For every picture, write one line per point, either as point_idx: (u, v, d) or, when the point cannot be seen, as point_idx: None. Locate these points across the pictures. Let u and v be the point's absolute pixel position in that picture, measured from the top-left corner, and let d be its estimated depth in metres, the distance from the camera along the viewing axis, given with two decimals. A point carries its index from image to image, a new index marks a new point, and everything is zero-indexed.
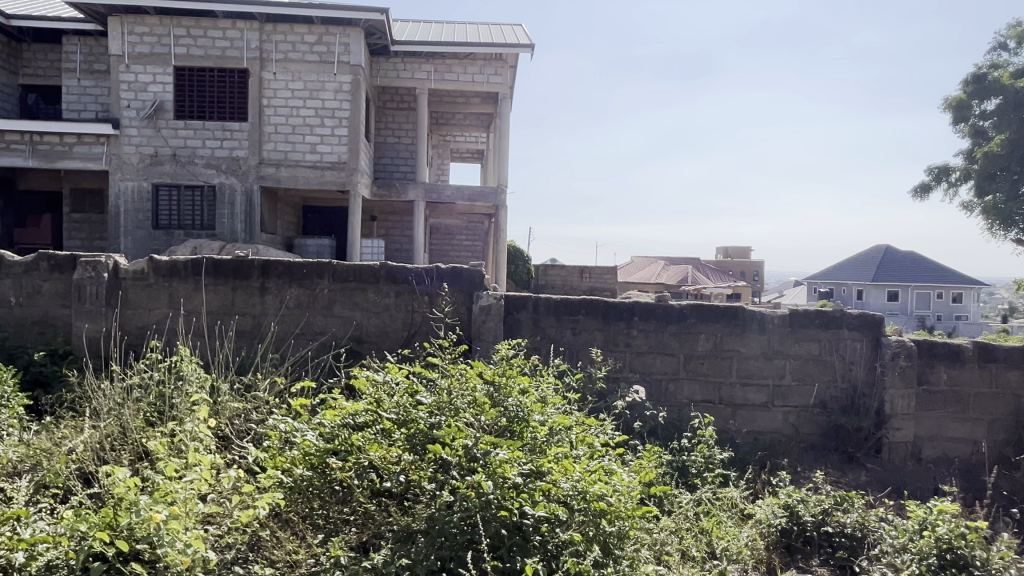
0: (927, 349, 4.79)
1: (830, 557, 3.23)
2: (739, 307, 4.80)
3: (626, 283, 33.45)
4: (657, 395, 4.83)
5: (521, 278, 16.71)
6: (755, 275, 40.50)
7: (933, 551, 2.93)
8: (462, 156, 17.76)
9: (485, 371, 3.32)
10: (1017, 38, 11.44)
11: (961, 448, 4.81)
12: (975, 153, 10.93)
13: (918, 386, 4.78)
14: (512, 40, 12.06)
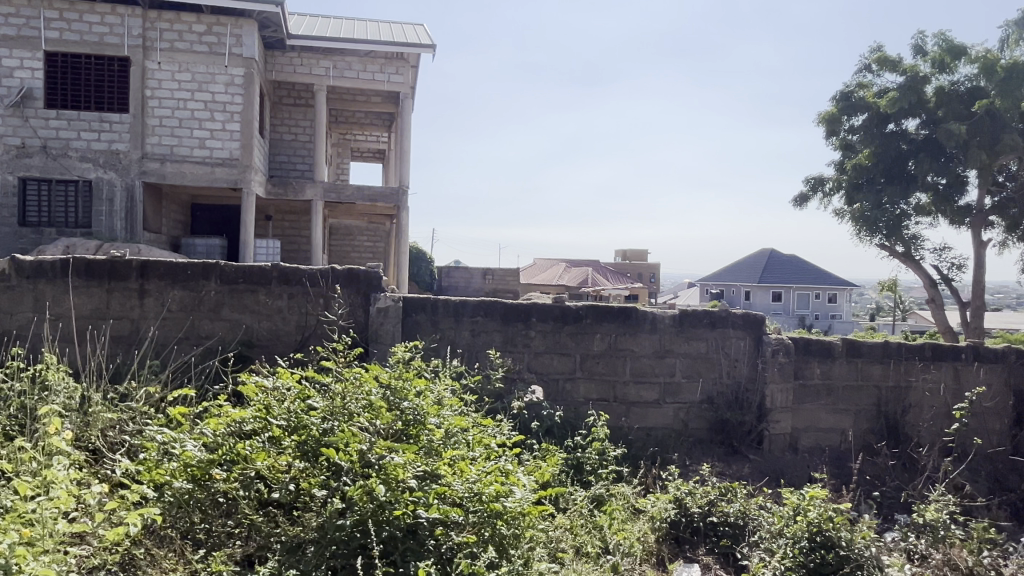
0: (803, 346, 5.12)
1: (714, 546, 3.39)
2: (633, 307, 4.95)
3: (529, 285, 33.86)
4: (555, 394, 4.91)
5: (424, 280, 16.57)
6: (652, 277, 42.04)
7: (805, 535, 3.13)
8: (363, 157, 17.42)
9: (380, 374, 3.26)
10: (879, 61, 12.44)
11: (832, 438, 5.17)
12: (845, 166, 11.79)
13: (794, 381, 5.10)
14: (413, 40, 11.95)
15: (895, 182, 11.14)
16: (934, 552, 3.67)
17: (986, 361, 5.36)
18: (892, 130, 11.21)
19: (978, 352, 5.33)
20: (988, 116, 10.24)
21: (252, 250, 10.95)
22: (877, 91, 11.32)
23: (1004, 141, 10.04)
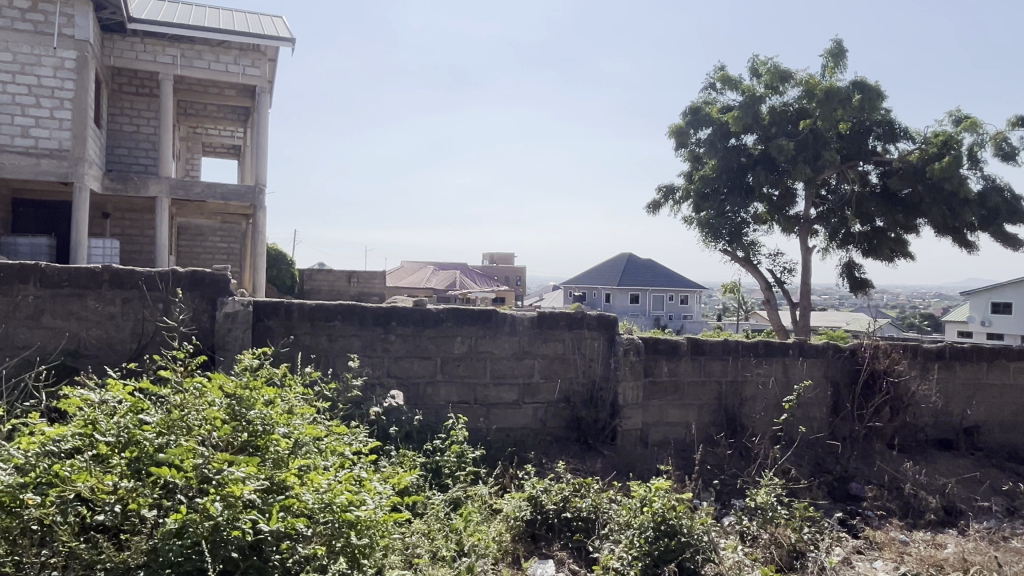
0: (652, 345, 5.42)
1: (568, 541, 3.50)
2: (492, 310, 5.01)
3: (396, 287, 33.41)
4: (415, 398, 4.86)
5: (284, 283, 15.88)
6: (518, 280, 42.89)
7: (650, 525, 3.31)
8: (217, 152, 16.42)
9: (225, 384, 3.08)
10: (723, 80, 13.43)
11: (678, 431, 5.50)
12: (693, 176, 12.59)
13: (644, 378, 5.39)
14: (271, 32, 11.43)
15: (736, 192, 12.05)
16: (762, 533, 4.03)
17: (809, 355, 5.94)
18: (733, 145, 12.10)
19: (802, 348, 5.89)
20: (813, 134, 11.33)
21: (84, 250, 9.99)
22: (720, 108, 12.19)
23: (825, 157, 11.15)
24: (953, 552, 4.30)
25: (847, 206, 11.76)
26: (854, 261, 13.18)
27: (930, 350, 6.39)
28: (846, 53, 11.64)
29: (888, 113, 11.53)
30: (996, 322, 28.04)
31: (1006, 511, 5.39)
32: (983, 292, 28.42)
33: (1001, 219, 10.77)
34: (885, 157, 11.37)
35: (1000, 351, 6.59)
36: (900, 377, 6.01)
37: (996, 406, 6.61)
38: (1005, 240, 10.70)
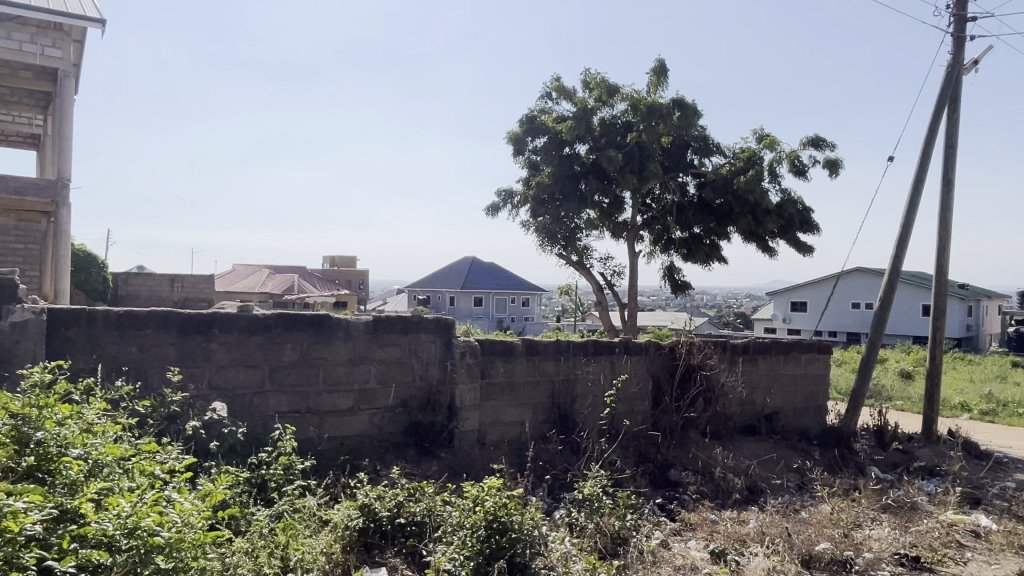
0: (488, 347, 5.52)
1: (401, 547, 3.48)
2: (325, 315, 4.85)
3: (228, 292, 31.41)
4: (240, 410, 4.59)
5: (94, 289, 14.37)
6: (360, 284, 41.93)
7: (483, 523, 3.36)
8: (9, 141, 14.52)
9: (8, 403, 2.73)
10: (557, 90, 13.99)
11: (513, 430, 5.65)
12: (530, 182, 12.95)
13: (481, 380, 5.48)
14: (75, 11, 10.31)
15: (571, 199, 12.57)
16: (589, 523, 4.24)
17: (634, 353, 6.35)
18: (567, 153, 12.59)
19: (628, 346, 6.28)
20: (639, 147, 12.11)
21: None
22: (555, 117, 12.66)
23: (650, 169, 11.95)
24: (753, 526, 4.78)
25: (669, 214, 12.68)
26: (675, 264, 14.25)
27: (737, 345, 7.07)
28: (667, 72, 12.57)
29: (703, 130, 12.59)
30: (795, 318, 31.55)
31: (798, 486, 6.08)
32: (785, 292, 31.87)
33: (796, 228, 12.12)
34: (701, 170, 12.40)
35: (794, 345, 7.43)
36: (712, 371, 6.59)
37: (791, 394, 7.44)
38: (799, 246, 12.06)
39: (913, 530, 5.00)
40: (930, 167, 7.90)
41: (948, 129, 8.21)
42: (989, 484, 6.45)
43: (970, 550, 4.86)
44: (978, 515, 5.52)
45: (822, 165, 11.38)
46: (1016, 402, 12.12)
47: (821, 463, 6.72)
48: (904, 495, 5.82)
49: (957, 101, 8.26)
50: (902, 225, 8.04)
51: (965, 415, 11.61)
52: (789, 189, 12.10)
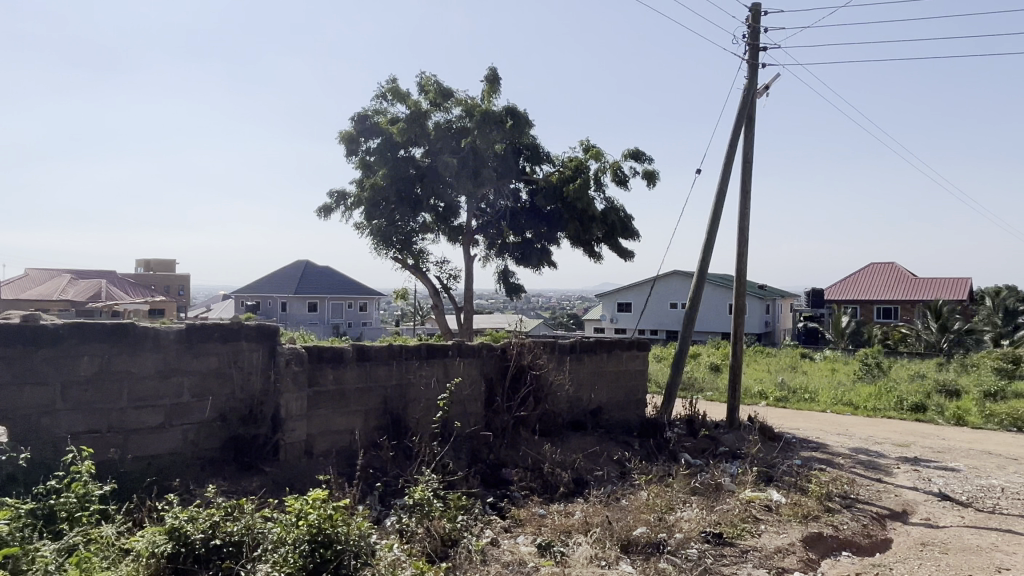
0: (315, 354, 5.33)
1: (216, 570, 3.24)
2: (130, 324, 4.43)
3: (19, 301, 27.78)
4: (25, 433, 4.07)
5: None
6: (180, 290, 38.84)
7: (306, 537, 3.25)
8: None
9: None
10: (392, 92, 13.85)
11: (343, 439, 5.49)
12: (364, 184, 12.65)
13: (308, 388, 5.27)
14: None
15: (405, 202, 12.46)
16: (419, 528, 4.22)
17: (466, 355, 6.43)
18: (403, 156, 12.42)
19: (460, 349, 6.35)
20: (473, 152, 12.36)
21: None
22: (389, 119, 12.50)
23: (484, 174, 12.16)
24: (578, 517, 5.01)
25: (502, 219, 13.02)
26: (509, 268, 14.63)
27: (564, 345, 7.40)
28: (500, 80, 12.88)
29: (535, 138, 13.04)
30: (621, 319, 33.57)
31: (619, 476, 6.47)
32: (611, 294, 33.81)
33: (619, 234, 12.88)
34: (533, 177, 12.83)
35: (616, 343, 7.91)
36: (541, 370, 6.84)
37: (614, 389, 7.91)
38: (621, 251, 12.86)
39: (717, 509, 5.51)
40: (731, 180, 8.76)
41: (745, 147, 9.15)
42: (779, 462, 7.27)
43: (764, 522, 5.44)
44: (771, 491, 6.20)
45: (641, 175, 12.23)
46: (803, 388, 13.77)
47: (640, 452, 7.21)
48: (710, 477, 6.39)
49: (752, 122, 9.22)
50: (708, 232, 8.84)
51: (763, 402, 12.99)
52: (612, 197, 12.86)
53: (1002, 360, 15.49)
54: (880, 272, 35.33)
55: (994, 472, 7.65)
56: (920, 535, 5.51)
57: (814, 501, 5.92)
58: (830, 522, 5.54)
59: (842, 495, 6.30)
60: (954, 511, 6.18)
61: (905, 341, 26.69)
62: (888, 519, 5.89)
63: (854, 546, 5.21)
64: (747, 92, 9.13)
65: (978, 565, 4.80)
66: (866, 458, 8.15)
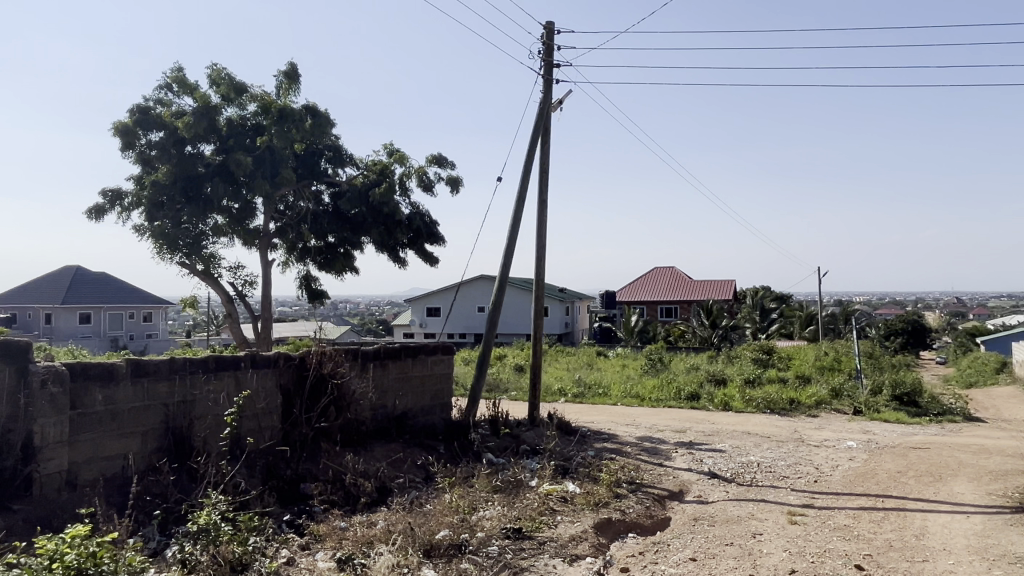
0: (80, 372, 4.73)
1: None
2: None
3: None
4: None
5: None
6: None
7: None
8: None
9: None
10: (178, 82, 12.71)
11: (115, 465, 4.91)
12: (144, 181, 11.45)
13: (69, 411, 4.66)
14: None
15: (193, 203, 11.47)
16: (204, 556, 3.90)
17: (260, 366, 6.06)
18: (189, 152, 11.38)
19: (254, 360, 5.98)
20: (269, 151, 11.70)
21: None
22: (174, 112, 11.45)
23: (283, 175, 11.60)
24: (381, 526, 4.93)
25: (303, 222, 12.43)
26: (311, 273, 14.05)
27: (368, 351, 7.25)
28: (299, 78, 12.36)
29: (337, 140, 12.68)
30: (430, 323, 33.70)
31: (423, 481, 6.47)
32: (420, 299, 33.82)
33: (424, 239, 12.84)
34: (335, 180, 12.47)
35: (421, 348, 7.92)
36: (343, 379, 6.64)
37: (419, 394, 7.90)
38: (427, 256, 12.87)
39: (517, 504, 5.71)
40: (529, 188, 9.14)
41: (542, 157, 9.61)
42: (575, 454, 7.71)
43: (560, 513, 5.73)
44: (567, 482, 6.55)
45: (444, 181, 12.36)
46: (597, 384, 14.77)
47: (444, 456, 7.26)
48: (511, 474, 6.61)
49: (548, 133, 9.71)
50: (509, 238, 9.16)
51: (562, 399, 13.73)
52: (417, 202, 12.83)
53: (759, 351, 17.79)
54: (662, 275, 38.98)
55: (752, 449, 8.75)
56: (693, 511, 6.14)
57: (605, 488, 6.36)
58: (618, 506, 5.98)
59: (629, 480, 6.84)
60: (720, 487, 6.96)
61: (683, 337, 29.69)
62: (667, 499, 6.50)
63: (638, 528, 5.68)
64: (543, 105, 9.61)
65: (738, 533, 5.46)
66: (650, 445, 8.92)
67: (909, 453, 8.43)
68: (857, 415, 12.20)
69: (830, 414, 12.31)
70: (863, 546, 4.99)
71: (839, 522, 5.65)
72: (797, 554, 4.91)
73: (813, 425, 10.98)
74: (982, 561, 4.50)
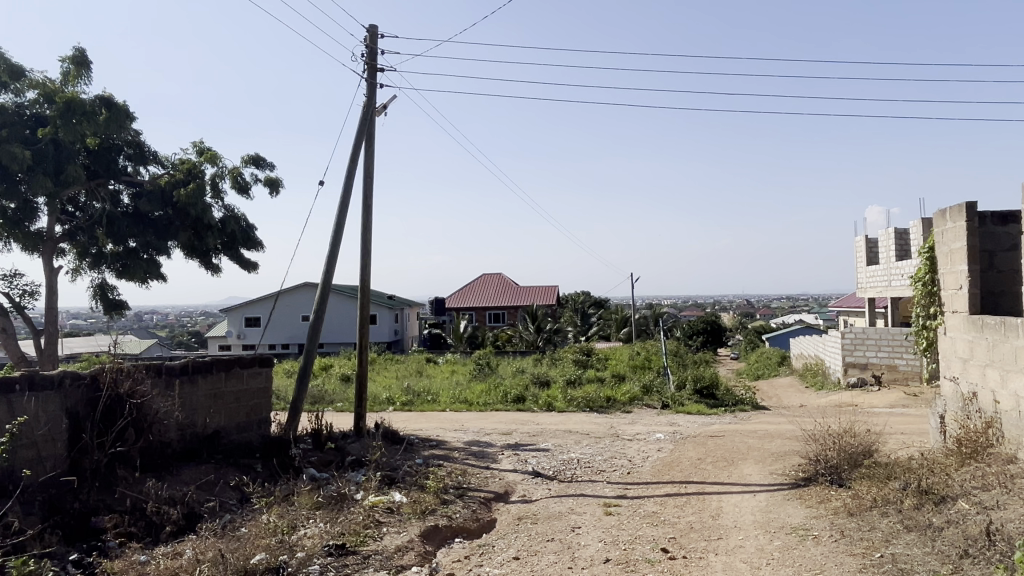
0: None
1: None
2: None
3: None
4: None
5: None
6: None
7: None
8: None
9: None
10: None
11: None
12: None
13: None
14: None
15: None
16: None
17: (39, 388, 5.31)
18: None
19: (32, 382, 5.26)
20: (53, 145, 10.35)
21: None
22: None
23: (70, 171, 10.32)
24: (187, 556, 4.54)
25: (97, 225, 11.15)
26: (107, 281, 12.64)
27: (173, 367, 6.66)
28: (89, 64, 11.08)
29: (137, 135, 11.55)
30: (248, 334, 31.76)
31: (238, 503, 6.04)
32: (237, 309, 31.76)
33: (240, 244, 12.05)
34: (135, 179, 11.34)
35: (235, 361, 7.42)
36: (143, 398, 6.03)
37: (233, 410, 7.39)
38: (243, 262, 12.09)
39: (340, 520, 5.52)
40: (353, 193, 8.91)
41: (366, 161, 9.41)
42: (402, 463, 7.61)
43: (386, 524, 5.62)
44: (393, 493, 6.44)
45: (262, 183, 11.70)
46: (426, 391, 14.72)
47: (262, 475, 6.83)
48: (335, 488, 6.37)
49: (372, 137, 9.54)
50: (332, 244, 8.85)
51: (390, 408, 13.53)
52: (231, 205, 12.01)
53: (579, 353, 18.73)
54: (491, 282, 39.90)
55: (572, 447, 9.18)
56: (517, 510, 6.31)
57: (432, 496, 6.34)
58: (445, 513, 5.99)
59: (456, 485, 6.87)
60: (543, 485, 7.22)
61: (510, 341, 30.51)
62: (493, 501, 6.61)
63: (465, 532, 5.73)
64: (367, 108, 9.43)
65: (559, 528, 5.69)
66: (477, 449, 9.05)
67: (708, 441, 9.29)
68: (665, 408, 13.23)
69: (642, 409, 13.25)
70: (669, 531, 5.41)
71: (648, 510, 6.08)
72: (612, 543, 5.22)
73: (627, 420, 11.74)
74: (766, 534, 5.06)
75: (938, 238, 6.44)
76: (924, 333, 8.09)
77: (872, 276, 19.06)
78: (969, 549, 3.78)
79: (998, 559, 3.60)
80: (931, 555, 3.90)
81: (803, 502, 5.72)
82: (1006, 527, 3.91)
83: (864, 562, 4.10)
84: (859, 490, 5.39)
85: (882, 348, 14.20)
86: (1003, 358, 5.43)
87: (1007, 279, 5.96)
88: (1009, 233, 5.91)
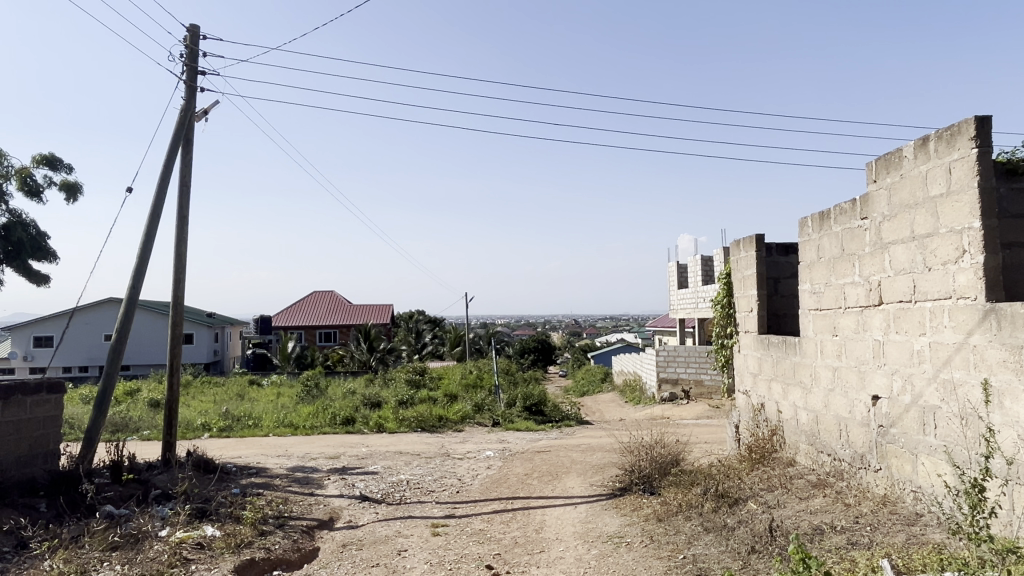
0: None
1: None
2: None
3: None
4: None
5: None
6: None
7: None
8: None
9: None
10: None
11: None
12: None
13: None
14: None
15: None
16: None
17: None
18: None
19: None
20: None
21: None
22: None
23: None
24: None
25: None
26: None
27: None
28: None
29: None
30: (37, 355, 28.11)
31: (13, 550, 5.25)
32: (24, 327, 28.03)
33: (28, 254, 10.62)
34: None
35: (14, 387, 6.51)
36: None
37: (11, 444, 6.46)
38: (31, 275, 10.70)
39: (140, 560, 4.99)
40: (165, 203, 8.22)
41: (182, 170, 8.74)
42: (215, 494, 7.04)
43: (195, 561, 5.16)
44: (204, 526, 5.93)
45: (57, 187, 10.47)
46: (247, 415, 13.79)
47: (45, 515, 5.99)
48: (135, 526, 5.74)
49: (189, 143, 8.89)
50: (139, 257, 8.09)
51: (205, 435, 12.52)
52: (16, 210, 10.59)
53: (412, 372, 18.53)
54: (321, 300, 38.64)
55: (401, 468, 9.04)
56: (341, 538, 6.08)
57: (248, 528, 5.92)
58: (262, 545, 5.62)
59: (275, 515, 6.48)
60: (370, 509, 7.04)
61: (341, 362, 29.59)
62: (316, 530, 6.32)
63: (284, 563, 5.40)
64: (184, 113, 8.78)
65: (385, 553, 5.56)
66: (301, 475, 8.64)
67: (534, 456, 9.57)
68: (495, 426, 13.46)
69: (473, 427, 13.38)
70: (493, 547, 5.49)
71: (475, 528, 6.14)
72: (437, 564, 5.19)
73: (458, 439, 11.81)
74: (584, 544, 5.30)
75: (734, 265, 7.16)
76: (723, 350, 8.96)
77: (682, 298, 20.81)
78: (756, 545, 4.22)
79: (778, 552, 4.04)
80: (724, 553, 4.29)
81: (618, 511, 6.08)
82: (785, 523, 4.41)
83: (669, 564, 4.42)
84: (667, 497, 5.81)
85: (689, 364, 15.54)
86: (784, 373, 6.15)
87: (788, 302, 6.75)
88: (790, 263, 6.69)
